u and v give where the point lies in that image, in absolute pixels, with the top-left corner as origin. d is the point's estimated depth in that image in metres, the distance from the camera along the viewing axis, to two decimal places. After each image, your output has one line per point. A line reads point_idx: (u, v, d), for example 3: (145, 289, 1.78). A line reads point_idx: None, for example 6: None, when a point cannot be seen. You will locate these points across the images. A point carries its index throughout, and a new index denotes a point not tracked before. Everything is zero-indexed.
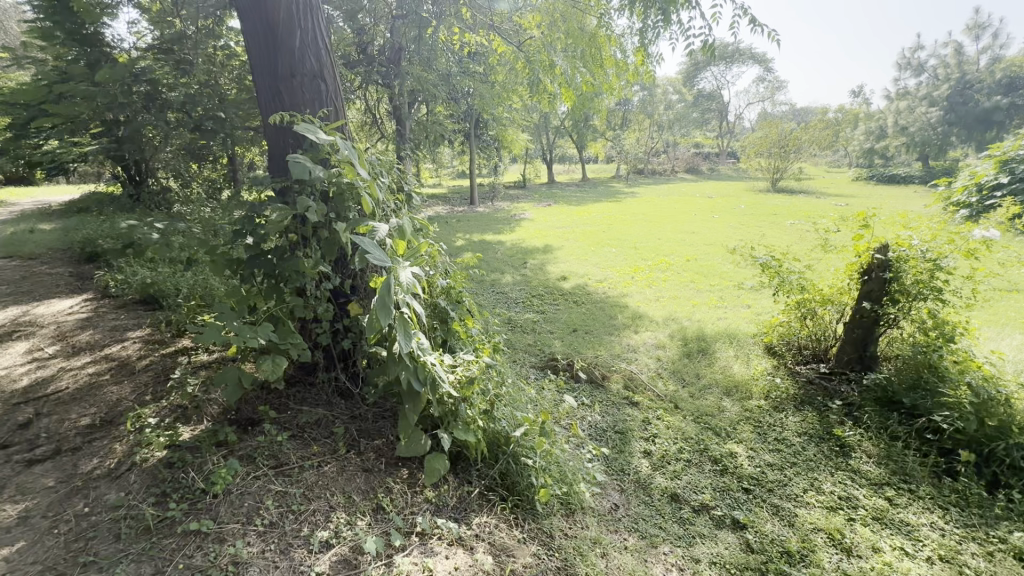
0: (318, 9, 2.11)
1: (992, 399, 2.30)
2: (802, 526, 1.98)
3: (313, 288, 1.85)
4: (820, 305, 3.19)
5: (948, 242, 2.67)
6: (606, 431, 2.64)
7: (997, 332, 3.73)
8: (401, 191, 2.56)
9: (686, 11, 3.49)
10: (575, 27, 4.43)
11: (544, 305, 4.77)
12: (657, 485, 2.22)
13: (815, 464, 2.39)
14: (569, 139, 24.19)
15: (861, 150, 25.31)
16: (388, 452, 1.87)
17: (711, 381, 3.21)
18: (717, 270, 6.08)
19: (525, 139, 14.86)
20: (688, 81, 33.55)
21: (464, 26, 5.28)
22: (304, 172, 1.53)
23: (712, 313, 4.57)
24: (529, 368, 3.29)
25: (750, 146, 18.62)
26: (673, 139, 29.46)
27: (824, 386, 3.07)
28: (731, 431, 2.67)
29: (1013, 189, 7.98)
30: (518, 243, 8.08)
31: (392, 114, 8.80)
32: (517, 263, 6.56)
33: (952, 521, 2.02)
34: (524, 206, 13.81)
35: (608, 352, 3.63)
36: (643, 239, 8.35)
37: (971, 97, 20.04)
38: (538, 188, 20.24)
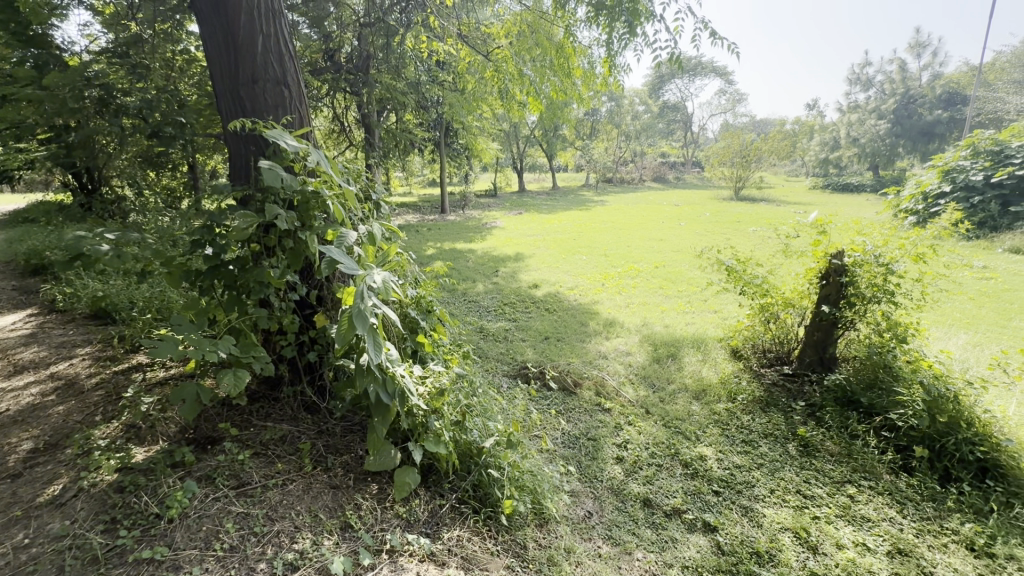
0: (281, 15, 2.07)
1: (942, 396, 2.42)
2: (769, 526, 2.03)
3: (277, 299, 1.79)
4: (782, 308, 3.29)
5: (899, 247, 2.82)
6: (578, 438, 2.65)
7: (945, 332, 3.94)
8: (369, 201, 2.53)
9: (649, 24, 3.62)
10: (544, 38, 4.44)
11: (516, 313, 4.77)
12: (630, 491, 2.23)
13: (780, 464, 2.46)
14: (539, 148, 24.46)
15: (816, 160, 26.54)
16: (356, 467, 1.81)
17: (680, 386, 3.27)
18: (684, 276, 6.22)
19: (496, 148, 14.95)
20: (654, 92, 34.56)
21: (433, 36, 5.29)
22: (275, 180, 1.51)
23: (680, 318, 4.67)
24: (501, 377, 3.28)
25: (713, 155, 19.26)
26: (640, 148, 30.15)
27: (787, 388, 3.16)
28: (700, 434, 2.72)
29: (955, 197, 8.52)
30: (489, 251, 8.08)
31: (361, 122, 8.71)
32: (488, 271, 6.55)
33: (909, 515, 2.11)
34: (494, 215, 13.83)
35: (580, 359, 3.66)
36: (612, 246, 8.48)
37: (915, 111, 21.38)
38: (509, 196, 20.37)
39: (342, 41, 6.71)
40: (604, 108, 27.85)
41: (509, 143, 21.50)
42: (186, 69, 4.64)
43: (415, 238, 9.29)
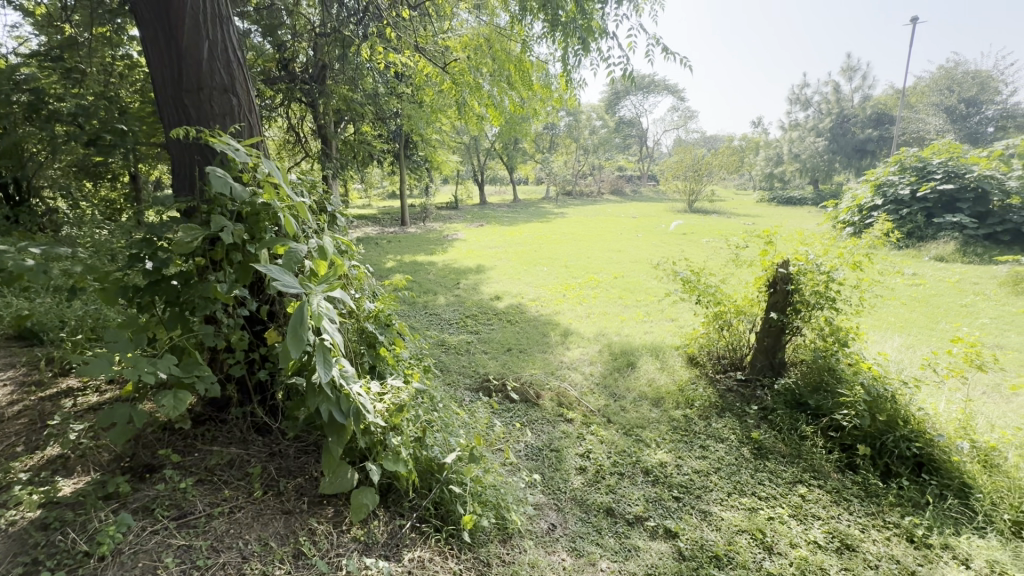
0: (228, 20, 2.01)
1: (882, 396, 2.56)
2: (727, 529, 2.07)
3: (224, 315, 1.70)
4: (735, 315, 3.41)
5: (838, 256, 2.99)
6: (541, 450, 2.64)
7: (881, 335, 4.20)
8: (324, 213, 2.46)
9: (603, 41, 3.74)
10: (503, 53, 4.52)
11: (478, 325, 4.74)
12: (593, 501, 2.24)
13: (736, 467, 2.53)
14: (500, 161, 24.66)
15: (761, 174, 27.98)
16: (310, 490, 1.73)
17: (641, 394, 3.33)
18: (643, 286, 6.38)
19: (456, 161, 14.98)
20: (610, 108, 35.68)
21: (390, 48, 5.27)
22: (224, 189, 1.44)
23: (639, 327, 4.77)
24: (463, 390, 3.23)
25: (668, 169, 19.95)
26: (599, 162, 30.88)
27: (741, 392, 3.28)
28: (660, 441, 2.77)
29: (887, 210, 9.18)
30: (450, 264, 8.03)
31: (317, 133, 8.52)
32: (450, 284, 6.50)
33: (855, 511, 2.20)
34: (455, 227, 13.78)
35: (542, 370, 3.67)
36: (572, 258, 8.60)
37: (849, 130, 22.95)
38: (470, 209, 20.42)
39: (296, 51, 6.58)
40: (563, 123, 28.46)
41: (470, 156, 21.55)
42: (128, 75, 4.40)
43: (374, 250, 9.11)
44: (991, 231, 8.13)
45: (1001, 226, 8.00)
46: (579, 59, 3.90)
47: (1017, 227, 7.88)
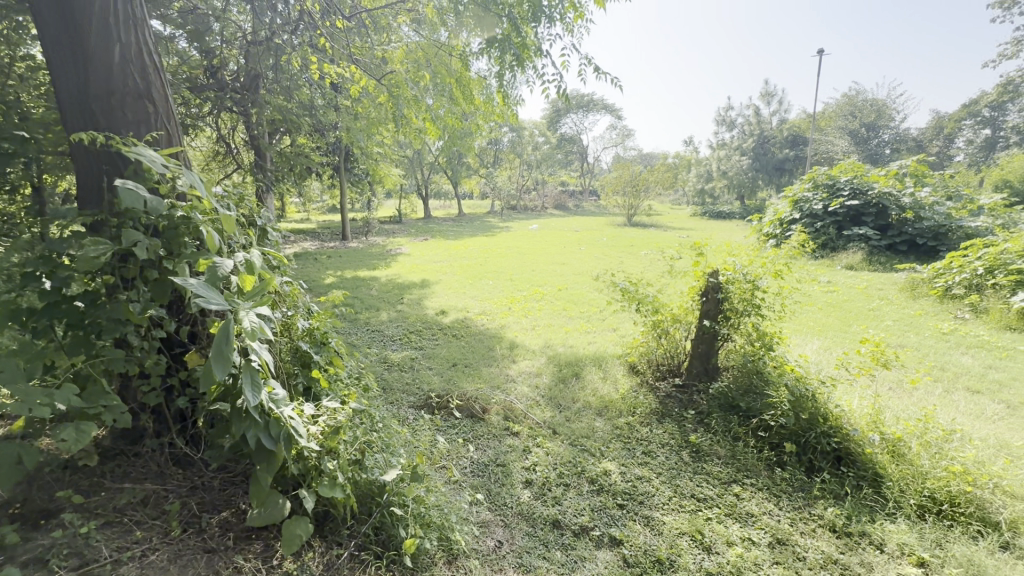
0: (143, 23, 1.88)
1: (804, 395, 2.74)
2: (669, 532, 2.13)
3: (138, 338, 1.55)
4: (671, 324, 3.55)
5: (761, 265, 3.21)
6: (487, 466, 2.60)
7: (802, 339, 4.51)
8: (253, 228, 2.33)
9: (538, 59, 3.88)
10: (443, 67, 4.56)
11: (422, 341, 4.64)
12: (539, 514, 2.22)
13: (677, 471, 2.61)
14: (444, 175, 24.59)
15: (694, 190, 29.65)
16: (237, 524, 1.61)
17: (585, 404, 3.37)
18: (586, 297, 6.53)
19: (399, 175, 14.79)
20: (551, 125, 36.72)
21: (326, 59, 5.14)
22: (137, 202, 1.34)
23: (583, 338, 4.86)
24: (406, 409, 3.14)
25: (608, 184, 20.67)
26: (542, 177, 31.53)
27: (680, 398, 3.40)
28: (605, 450, 2.81)
29: (803, 223, 10.00)
30: (393, 279, 7.86)
31: (250, 144, 8.14)
32: (393, 299, 6.36)
33: (784, 506, 2.33)
34: (399, 241, 13.52)
35: (487, 384, 3.64)
36: (517, 271, 8.68)
37: (769, 150, 24.87)
38: (414, 222, 20.20)
39: (225, 59, 6.27)
40: (507, 138, 28.89)
41: (414, 169, 21.34)
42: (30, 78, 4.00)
43: (313, 266, 8.76)
44: (891, 242, 9.01)
45: (899, 238, 8.86)
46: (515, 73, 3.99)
47: (913, 239, 8.74)
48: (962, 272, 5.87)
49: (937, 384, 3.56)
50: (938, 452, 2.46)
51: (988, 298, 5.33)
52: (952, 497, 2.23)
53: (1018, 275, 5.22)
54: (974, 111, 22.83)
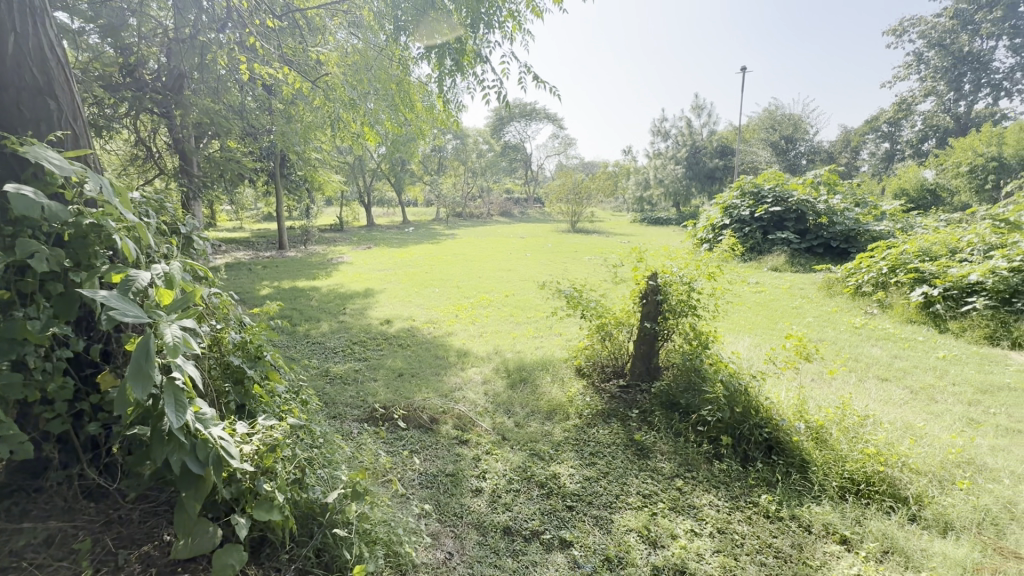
0: (43, 11, 1.70)
1: (737, 390, 2.90)
2: (617, 530, 2.17)
3: (39, 358, 1.38)
4: (614, 326, 3.65)
5: (696, 268, 3.38)
6: (436, 476, 2.55)
7: (735, 337, 4.78)
8: (176, 236, 2.16)
9: (479, 66, 3.93)
10: (384, 73, 4.52)
11: (366, 352, 4.50)
12: (490, 523, 2.20)
13: (623, 470, 2.67)
14: (387, 182, 24.13)
15: (633, 198, 30.86)
16: (159, 558, 1.48)
17: (534, 409, 3.39)
18: (532, 303, 6.61)
19: (339, 181, 14.36)
20: (495, 133, 37.09)
21: (258, 60, 4.91)
22: (34, 209, 1.20)
23: (530, 343, 4.91)
24: (350, 423, 3.03)
25: (552, 192, 21.09)
26: (488, 184, 31.66)
27: (624, 398, 3.49)
28: (554, 453, 2.83)
29: (733, 228, 10.67)
30: (335, 288, 7.59)
31: (173, 147, 7.61)
32: (335, 309, 6.14)
33: (722, 496, 2.44)
34: (341, 250, 13.09)
35: (435, 393, 3.59)
36: (464, 278, 8.65)
37: (700, 160, 26.37)
38: (357, 230, 19.66)
39: (144, 56, 5.85)
40: (451, 145, 28.84)
41: (355, 176, 20.78)
42: None
43: (248, 278, 8.30)
44: (810, 245, 9.77)
45: (816, 241, 9.63)
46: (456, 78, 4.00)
47: (828, 242, 9.53)
48: (870, 271, 6.46)
49: (851, 374, 3.89)
50: (855, 436, 2.68)
51: (892, 294, 5.89)
52: (867, 477, 2.43)
53: (915, 273, 5.81)
54: (874, 126, 25.36)
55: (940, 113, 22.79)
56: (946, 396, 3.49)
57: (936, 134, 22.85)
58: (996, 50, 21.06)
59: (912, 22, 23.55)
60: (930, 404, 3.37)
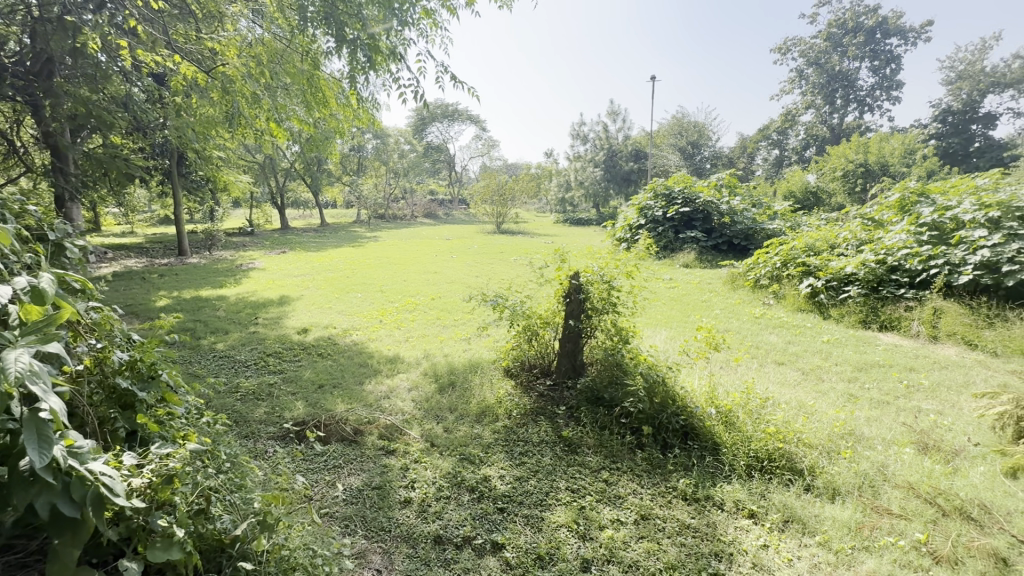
0: None
1: (656, 381, 3.08)
2: (548, 528, 2.20)
3: None
4: (541, 326, 3.70)
5: (614, 267, 3.53)
6: (362, 491, 2.44)
7: (653, 331, 5.06)
8: (43, 242, 1.87)
9: (394, 63, 3.83)
10: (294, 67, 4.28)
11: (281, 364, 4.21)
12: (420, 533, 2.14)
13: (553, 467, 2.71)
14: (302, 182, 22.85)
15: (556, 199, 31.71)
16: None
17: (463, 413, 3.35)
18: (460, 305, 6.57)
19: (247, 182, 13.37)
20: (417, 133, 36.48)
21: (144, 47, 4.43)
22: None
23: (458, 345, 4.86)
24: (265, 442, 2.82)
25: (476, 193, 21.08)
26: (411, 185, 31.02)
27: (552, 395, 3.55)
28: (484, 456, 2.82)
29: (648, 228, 11.30)
30: (246, 296, 7.05)
31: (41, 142, 6.66)
32: (246, 319, 5.70)
33: (646, 484, 2.56)
34: (251, 255, 12.18)
35: (360, 403, 3.44)
36: (388, 282, 8.39)
37: (617, 163, 27.67)
38: (270, 234, 18.39)
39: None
40: (371, 145, 28.00)
41: (266, 176, 19.46)
42: None
43: (141, 287, 7.46)
44: (715, 243, 10.57)
45: (721, 240, 10.47)
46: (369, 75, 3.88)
47: (731, 240, 10.39)
48: (767, 265, 7.12)
49: (754, 360, 4.26)
50: (758, 418, 2.94)
51: (785, 286, 6.54)
52: (769, 454, 2.67)
53: (802, 266, 6.50)
54: (766, 134, 28.05)
55: (818, 124, 25.72)
56: (830, 376, 3.93)
57: (816, 142, 25.75)
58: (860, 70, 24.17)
59: (794, 42, 26.34)
60: (818, 384, 3.78)
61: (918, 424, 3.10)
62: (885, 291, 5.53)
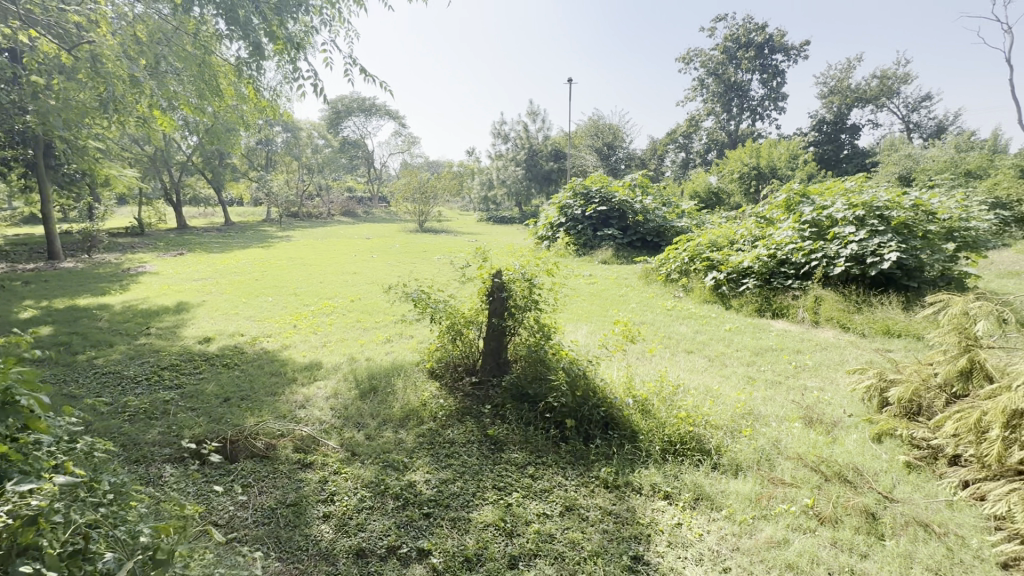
0: None
1: (577, 375, 3.18)
2: (475, 528, 2.19)
3: None
4: (465, 325, 3.66)
5: (536, 265, 3.59)
6: (275, 510, 2.27)
7: (575, 326, 5.22)
8: None
9: (291, 50, 3.61)
10: (184, 51, 3.92)
11: (179, 378, 3.81)
12: (340, 549, 2.04)
13: (479, 466, 2.70)
14: (201, 177, 20.88)
15: (479, 197, 31.68)
16: None
17: (385, 419, 3.23)
18: (381, 307, 6.34)
19: (133, 175, 11.96)
20: (331, 126, 34.81)
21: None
22: None
23: (380, 348, 4.70)
24: (160, 467, 2.53)
25: (397, 191, 20.49)
26: (327, 182, 29.51)
27: (477, 395, 3.52)
28: (409, 461, 2.74)
29: (568, 226, 11.65)
30: (135, 304, 6.31)
31: None
32: (135, 329, 5.10)
33: (570, 475, 2.63)
34: (140, 257, 10.92)
35: (271, 414, 3.20)
36: (303, 284, 7.91)
37: (538, 162, 28.24)
38: (163, 233, 16.61)
39: None
40: (280, 139, 26.25)
41: (157, 170, 17.55)
42: None
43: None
44: (631, 240, 11.13)
45: (636, 237, 11.04)
46: (263, 61, 3.62)
47: (644, 237, 10.99)
48: (677, 260, 7.61)
49: (666, 350, 4.53)
50: (671, 404, 3.14)
51: (692, 280, 7.04)
52: (681, 437, 2.85)
53: (707, 261, 7.04)
54: (673, 138, 29.96)
55: (718, 130, 27.96)
56: (732, 361, 4.28)
57: (716, 147, 27.97)
58: (751, 82, 26.64)
59: (695, 52, 28.37)
60: (722, 369, 4.11)
61: (804, 400, 3.47)
62: (776, 283, 6.14)
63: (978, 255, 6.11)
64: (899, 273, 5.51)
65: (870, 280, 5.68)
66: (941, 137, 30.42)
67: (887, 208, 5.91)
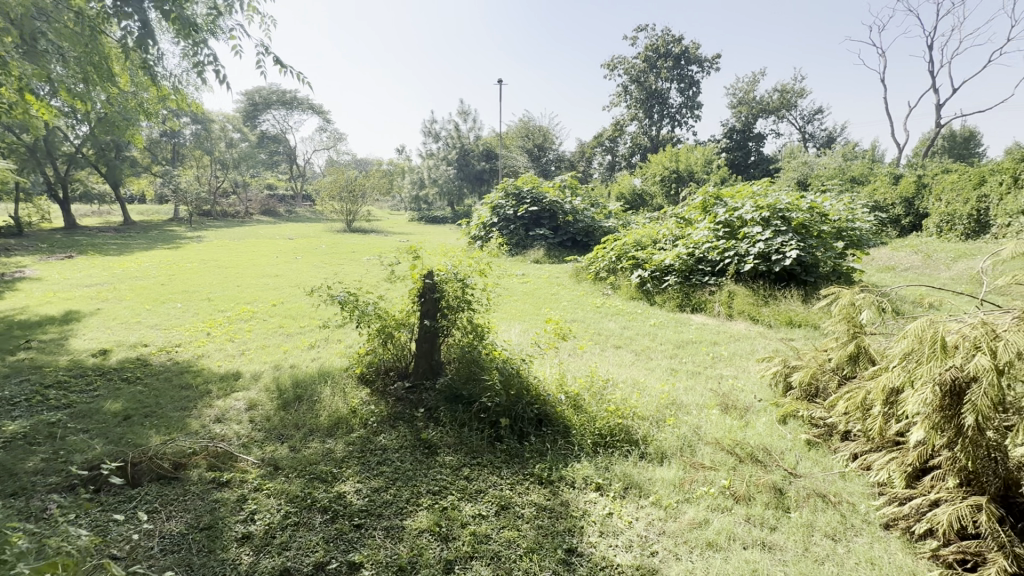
0: None
1: (510, 374, 3.20)
2: (409, 536, 2.13)
3: None
4: (396, 328, 3.55)
5: (468, 265, 3.56)
6: (187, 535, 2.09)
7: (508, 326, 5.26)
8: None
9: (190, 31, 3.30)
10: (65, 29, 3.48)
11: (67, 397, 3.38)
12: (262, 571, 1.90)
13: (413, 472, 2.64)
14: (93, 171, 18.70)
15: (410, 197, 31.04)
16: None
17: (311, 429, 3.07)
18: (306, 311, 6.03)
19: None
20: (247, 119, 32.56)
21: None
22: None
23: (305, 354, 4.46)
24: (45, 499, 2.24)
25: (322, 189, 19.56)
26: (243, 179, 27.56)
27: (410, 399, 3.44)
28: (337, 471, 2.62)
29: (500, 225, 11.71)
30: (10, 315, 5.52)
31: None
32: (11, 344, 4.46)
33: (505, 474, 2.64)
34: (16, 261, 9.57)
35: (180, 431, 2.93)
36: (217, 288, 7.34)
37: (469, 162, 28.15)
38: (46, 234, 14.67)
39: None
40: (188, 131, 24.13)
41: (38, 162, 15.49)
42: None
43: None
44: (562, 239, 11.41)
45: (566, 237, 11.33)
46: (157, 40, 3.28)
47: (574, 237, 11.30)
48: (605, 258, 7.90)
49: (596, 347, 4.68)
50: (601, 399, 3.25)
51: (620, 278, 7.34)
52: (611, 429, 2.96)
53: (633, 259, 7.36)
54: (600, 141, 31.09)
55: (641, 134, 29.35)
56: (657, 355, 4.51)
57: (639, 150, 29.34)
58: (670, 91, 28.24)
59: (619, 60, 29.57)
60: (648, 362, 4.31)
61: (721, 388, 3.72)
62: (695, 279, 6.56)
63: (861, 252, 6.90)
64: (798, 269, 6.10)
65: (775, 276, 6.22)
66: (830, 147, 34.02)
67: (788, 210, 6.50)
